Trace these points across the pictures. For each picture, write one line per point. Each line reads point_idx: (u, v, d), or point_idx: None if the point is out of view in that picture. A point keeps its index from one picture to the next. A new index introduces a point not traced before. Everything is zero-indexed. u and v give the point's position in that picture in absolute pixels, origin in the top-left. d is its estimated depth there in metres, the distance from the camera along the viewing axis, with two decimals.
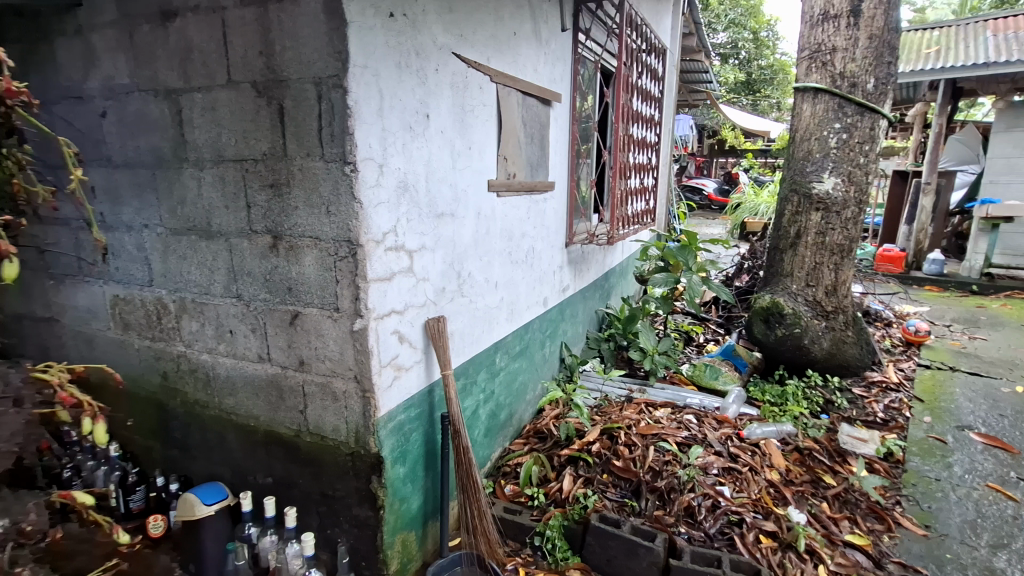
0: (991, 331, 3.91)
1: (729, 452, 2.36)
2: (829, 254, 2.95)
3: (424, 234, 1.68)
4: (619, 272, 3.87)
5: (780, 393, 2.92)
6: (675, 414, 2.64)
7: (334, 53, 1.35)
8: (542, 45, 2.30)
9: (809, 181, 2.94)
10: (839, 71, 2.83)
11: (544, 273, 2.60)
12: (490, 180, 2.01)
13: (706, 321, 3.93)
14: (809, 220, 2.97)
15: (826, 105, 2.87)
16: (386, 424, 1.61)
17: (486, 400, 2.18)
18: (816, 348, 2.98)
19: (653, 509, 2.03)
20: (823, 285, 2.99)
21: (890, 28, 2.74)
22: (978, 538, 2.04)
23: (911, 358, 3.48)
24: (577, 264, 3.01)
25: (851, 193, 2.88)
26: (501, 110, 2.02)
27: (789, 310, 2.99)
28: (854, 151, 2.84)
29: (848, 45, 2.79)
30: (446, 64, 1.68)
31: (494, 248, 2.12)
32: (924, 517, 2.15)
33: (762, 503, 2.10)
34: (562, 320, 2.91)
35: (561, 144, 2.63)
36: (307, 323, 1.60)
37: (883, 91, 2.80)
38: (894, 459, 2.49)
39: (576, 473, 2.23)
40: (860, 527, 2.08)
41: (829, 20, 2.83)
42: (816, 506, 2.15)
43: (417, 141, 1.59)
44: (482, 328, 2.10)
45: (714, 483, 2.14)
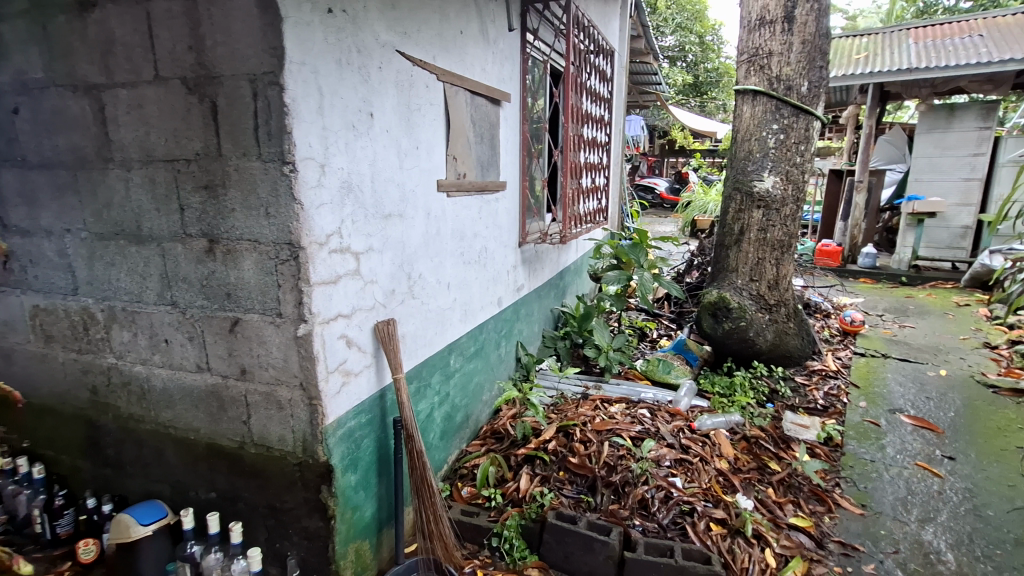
0: (918, 319, 4.18)
1: (680, 444, 2.43)
2: (771, 250, 3.08)
3: (371, 235, 1.64)
4: (573, 270, 3.91)
5: (729, 384, 3.03)
6: (629, 409, 2.69)
7: (269, 48, 1.30)
8: (490, 44, 2.30)
9: (750, 180, 3.06)
10: (775, 75, 2.95)
11: (497, 272, 2.60)
12: (440, 180, 1.99)
13: (659, 317, 4.03)
14: (751, 217, 3.09)
15: (764, 106, 3.00)
16: (335, 431, 1.57)
17: (440, 402, 2.16)
18: (761, 340, 3.10)
19: (608, 503, 2.06)
20: (766, 279, 3.12)
21: (821, 34, 2.89)
22: (909, 514, 2.17)
23: (848, 347, 3.68)
24: (531, 263, 3.03)
25: (789, 191, 3.02)
26: (448, 109, 2.00)
27: (735, 304, 3.10)
28: (791, 151, 2.98)
29: (783, 49, 2.92)
30: (390, 62, 1.65)
31: (446, 248, 2.10)
32: (861, 497, 2.28)
33: (712, 492, 2.16)
34: (517, 319, 2.91)
35: (511, 144, 2.64)
36: (248, 330, 1.54)
37: (816, 94, 2.95)
38: (834, 443, 2.62)
39: (533, 471, 2.24)
40: (803, 510, 2.19)
41: (765, 25, 2.95)
42: (762, 492, 2.24)
43: (361, 140, 1.55)
44: (435, 329, 2.08)
45: (666, 474, 2.20)
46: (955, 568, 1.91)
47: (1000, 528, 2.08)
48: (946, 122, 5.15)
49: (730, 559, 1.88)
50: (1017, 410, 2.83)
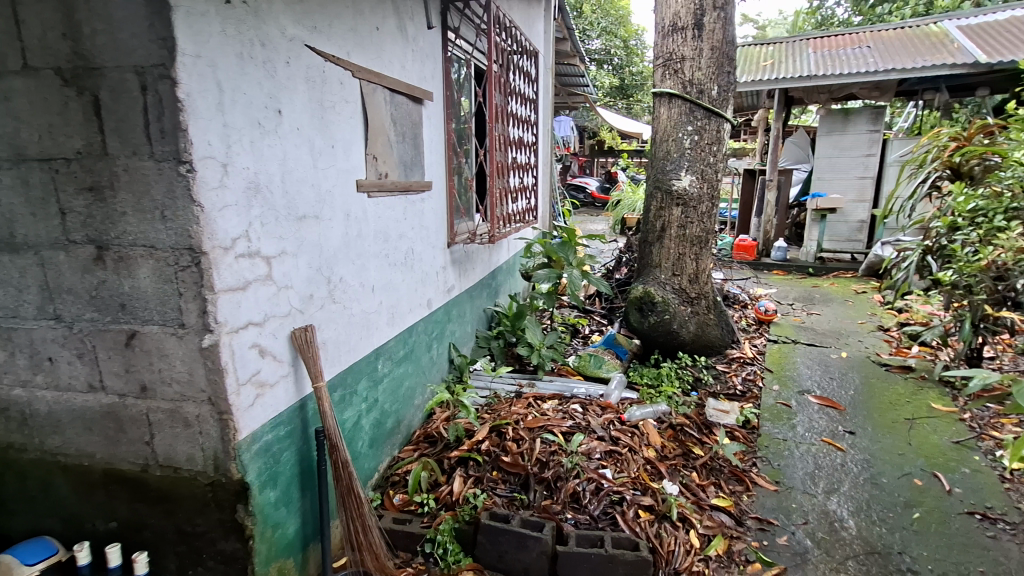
0: (823, 306, 4.54)
1: (610, 436, 2.50)
2: (690, 245, 3.23)
3: (283, 238, 1.56)
4: (506, 269, 3.92)
5: (656, 375, 3.15)
6: (562, 405, 2.74)
7: (156, 39, 1.20)
8: (409, 42, 2.26)
9: (669, 179, 3.20)
10: (688, 79, 3.10)
11: (426, 273, 2.56)
12: (359, 180, 1.93)
13: (591, 313, 4.13)
14: (671, 214, 3.22)
15: (679, 109, 3.14)
16: (249, 447, 1.48)
17: (368, 409, 2.10)
18: (684, 332, 3.25)
19: (541, 499, 2.08)
20: (687, 274, 3.27)
21: (727, 41, 3.06)
22: (816, 486, 2.36)
23: (763, 335, 3.94)
24: (461, 264, 3.00)
25: (704, 189, 3.18)
26: (365, 107, 1.95)
27: (659, 299, 3.23)
28: (705, 152, 3.14)
29: (694, 55, 3.06)
30: (298, 56, 1.58)
31: (368, 250, 2.05)
32: (775, 474, 2.44)
33: (640, 480, 2.24)
34: (448, 321, 2.88)
35: (436, 143, 2.61)
36: (146, 343, 1.42)
37: (725, 97, 3.13)
38: (751, 426, 2.80)
39: (467, 473, 2.22)
40: (724, 491, 2.32)
41: (677, 31, 3.08)
42: (687, 476, 2.35)
43: (268, 138, 1.48)
44: (360, 334, 2.02)
45: (597, 467, 2.25)
46: (855, 533, 2.09)
47: (892, 493, 2.30)
48: (842, 125, 5.61)
49: (658, 543, 1.96)
50: (905, 385, 3.15)
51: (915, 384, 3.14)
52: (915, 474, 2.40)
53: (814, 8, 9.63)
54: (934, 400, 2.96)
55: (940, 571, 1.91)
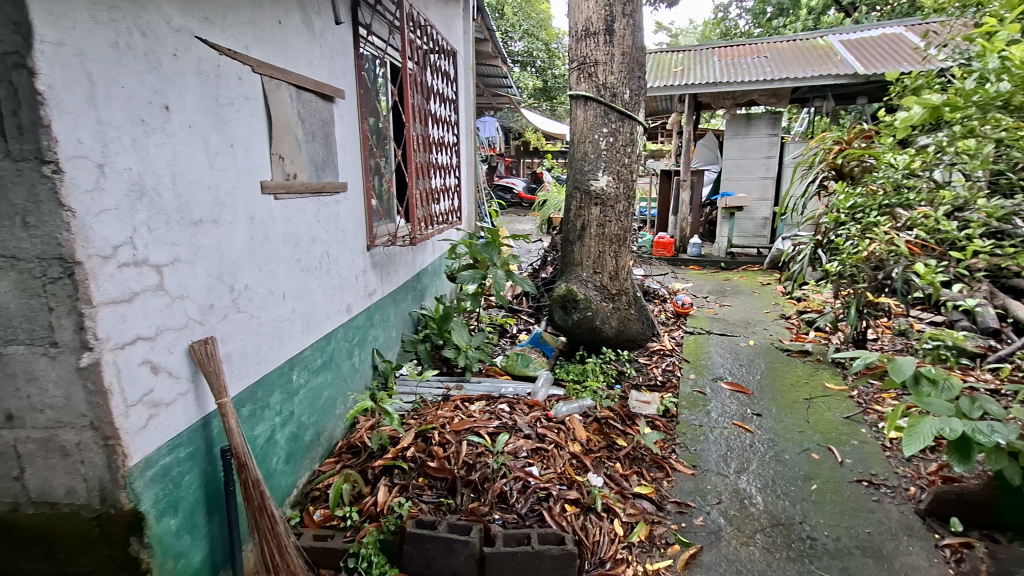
0: (734, 298, 4.86)
1: (537, 433, 2.53)
2: (609, 243, 3.33)
3: (176, 244, 1.44)
4: (431, 271, 3.87)
5: (581, 370, 3.23)
6: (489, 406, 2.75)
7: (8, 24, 1.07)
8: (316, 37, 2.17)
9: (588, 178, 3.29)
10: (602, 82, 3.20)
11: (344, 278, 2.47)
12: (263, 181, 1.83)
13: (519, 313, 4.17)
14: (590, 214, 3.31)
15: (595, 111, 3.23)
16: (143, 473, 1.34)
17: (283, 423, 1.99)
18: (606, 327, 3.36)
19: (469, 502, 2.07)
20: (607, 271, 3.37)
21: (637, 47, 3.19)
22: (728, 467, 2.51)
23: (680, 327, 4.15)
24: (382, 267, 2.92)
25: (621, 189, 3.29)
26: (268, 104, 1.85)
27: (581, 296, 3.32)
28: (620, 153, 3.25)
29: (606, 59, 3.16)
30: (187, 48, 1.47)
31: (277, 255, 1.94)
32: (693, 458, 2.58)
33: (566, 475, 2.29)
34: (370, 326, 2.80)
35: (351, 143, 2.52)
36: (11, 366, 1.26)
37: (637, 101, 3.26)
38: (671, 415, 2.94)
39: (391, 482, 2.17)
40: (646, 478, 2.42)
41: (590, 36, 3.17)
42: (611, 468, 2.43)
43: (154, 136, 1.36)
44: (271, 344, 1.91)
45: (523, 465, 2.27)
46: (762, 508, 2.25)
47: (794, 468, 2.50)
48: (745, 129, 6.03)
49: (584, 535, 2.01)
50: (804, 367, 3.44)
51: (812, 366, 3.43)
52: (813, 449, 2.63)
53: (719, 19, 10.30)
54: (828, 380, 3.26)
55: (835, 536, 2.10)
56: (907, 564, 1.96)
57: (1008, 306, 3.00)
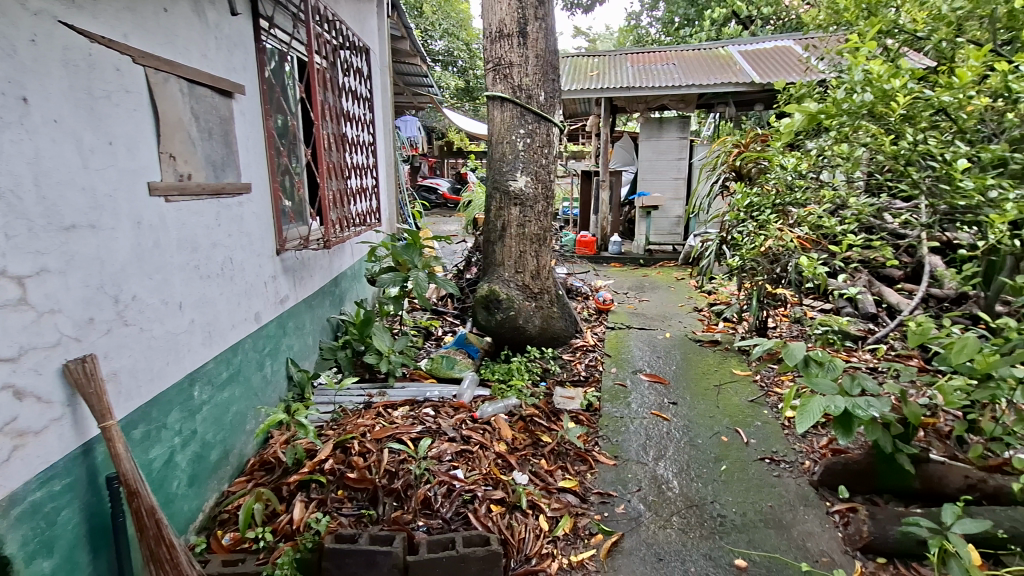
0: (652, 293, 5.10)
1: (461, 436, 2.52)
2: (530, 243, 3.37)
3: (43, 253, 1.29)
4: (351, 275, 3.74)
5: (507, 370, 3.25)
6: (413, 411, 2.70)
7: None
8: (209, 27, 2.03)
9: (506, 179, 3.32)
10: (517, 84, 3.23)
11: (251, 284, 2.32)
12: (151, 182, 1.68)
13: (444, 315, 4.14)
14: (510, 214, 3.34)
15: (512, 112, 3.26)
16: (6, 512, 1.19)
17: (183, 443, 1.84)
18: (530, 326, 3.41)
19: (391, 511, 2.02)
20: (529, 270, 3.41)
21: (550, 50, 3.25)
22: (647, 454, 2.63)
23: (602, 323, 4.29)
24: (295, 272, 2.78)
25: (539, 189, 3.34)
26: (154, 98, 1.70)
27: (504, 296, 3.33)
28: (538, 154, 3.31)
29: (521, 61, 3.21)
30: (50, 34, 1.32)
31: (171, 262, 1.79)
32: (614, 449, 2.67)
33: (491, 475, 2.29)
34: (283, 335, 2.65)
35: (254, 141, 2.38)
36: None
37: (552, 103, 3.33)
38: (593, 408, 3.03)
39: (308, 497, 2.07)
40: (570, 472, 2.49)
41: (504, 37, 3.20)
42: (536, 464, 2.47)
43: (9, 131, 1.20)
44: (166, 359, 1.75)
45: (448, 469, 2.26)
46: (678, 491, 2.37)
47: (706, 451, 2.66)
48: (657, 132, 6.33)
49: (509, 534, 2.02)
50: (714, 356, 3.67)
51: (721, 355, 3.67)
52: (722, 432, 2.80)
53: (632, 26, 10.78)
54: (736, 367, 3.50)
55: (741, 511, 2.26)
56: (803, 531, 2.15)
57: (882, 293, 3.49)
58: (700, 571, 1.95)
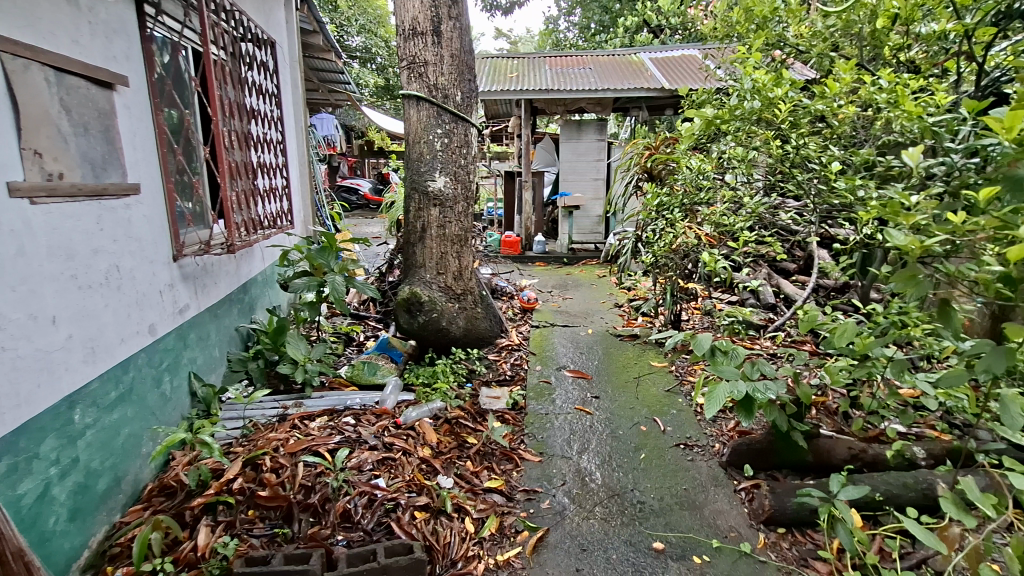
0: (575, 290, 5.25)
1: (383, 444, 2.46)
2: (451, 244, 3.34)
3: None
4: (262, 281, 3.53)
5: (431, 373, 3.20)
6: (332, 421, 2.60)
7: None
8: (81, 10, 1.83)
9: (425, 179, 3.27)
10: (433, 83, 3.19)
11: (143, 294, 2.12)
12: (12, 183, 1.49)
13: (366, 319, 4.02)
14: (430, 215, 3.29)
15: (428, 112, 3.22)
16: None
17: (61, 473, 1.64)
18: (454, 327, 3.39)
19: (308, 528, 1.93)
20: (451, 271, 3.37)
21: (465, 50, 3.25)
22: (571, 449, 2.69)
23: (527, 322, 4.35)
24: (195, 279, 2.57)
25: (459, 190, 3.32)
26: (12, 88, 1.51)
27: (425, 298, 3.30)
28: (456, 154, 3.29)
29: (436, 60, 3.17)
30: None
31: (41, 271, 1.60)
32: (539, 446, 2.71)
33: (415, 481, 2.25)
34: (184, 348, 2.45)
35: (142, 137, 2.18)
36: None
37: (469, 103, 3.32)
38: (519, 407, 3.06)
39: (215, 521, 1.92)
40: (496, 471, 2.50)
41: (417, 36, 3.15)
42: (461, 467, 2.46)
43: None
44: (38, 381, 1.56)
45: (369, 478, 2.19)
46: (601, 482, 2.45)
47: (626, 441, 2.77)
48: (577, 133, 6.52)
49: (434, 540, 2.00)
50: (633, 349, 3.83)
51: (640, 348, 3.84)
52: (641, 422, 2.93)
53: (550, 29, 11.03)
54: (653, 359, 3.68)
55: (659, 496, 2.37)
56: (714, 510, 2.29)
57: (780, 285, 3.83)
58: (621, 557, 2.02)
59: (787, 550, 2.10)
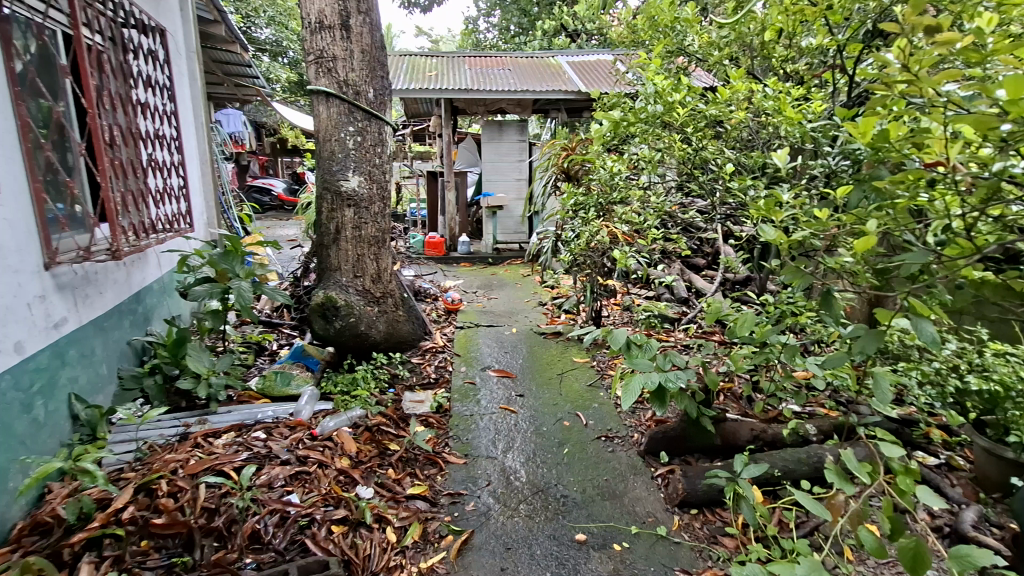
0: (500, 290, 5.27)
1: (297, 457, 2.34)
2: (367, 246, 3.24)
3: None
4: (158, 290, 3.24)
5: (351, 380, 3.09)
6: (240, 437, 2.44)
7: None
8: None
9: (337, 179, 3.14)
10: (343, 79, 3.08)
11: (5, 307, 1.87)
12: None
13: (280, 327, 3.81)
14: (343, 216, 3.17)
15: (338, 109, 3.10)
16: None
17: None
18: (374, 332, 3.28)
19: (211, 554, 1.78)
20: (368, 274, 3.27)
21: (376, 46, 3.16)
22: (496, 448, 2.69)
23: (451, 323, 4.31)
24: (74, 289, 2.30)
25: (374, 190, 3.22)
26: None
27: (341, 302, 3.17)
28: (370, 153, 3.19)
29: (345, 55, 3.07)
30: None
31: None
32: (464, 448, 2.69)
33: (332, 494, 2.16)
34: (62, 367, 2.19)
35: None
36: None
37: (382, 101, 3.23)
38: (443, 410, 3.03)
39: (99, 557, 1.73)
40: (420, 477, 2.45)
41: (324, 29, 3.02)
42: (383, 475, 2.39)
43: None
44: None
45: (282, 495, 2.07)
46: (525, 479, 2.47)
47: (550, 437, 2.81)
48: (498, 134, 6.55)
49: (353, 553, 1.92)
50: (557, 346, 3.90)
51: (563, 345, 3.92)
52: (564, 417, 2.99)
53: (470, 29, 11.00)
54: (575, 355, 3.77)
55: (581, 489, 2.43)
56: (633, 497, 2.38)
57: (691, 280, 4.05)
58: (544, 552, 2.05)
59: (698, 529, 2.23)
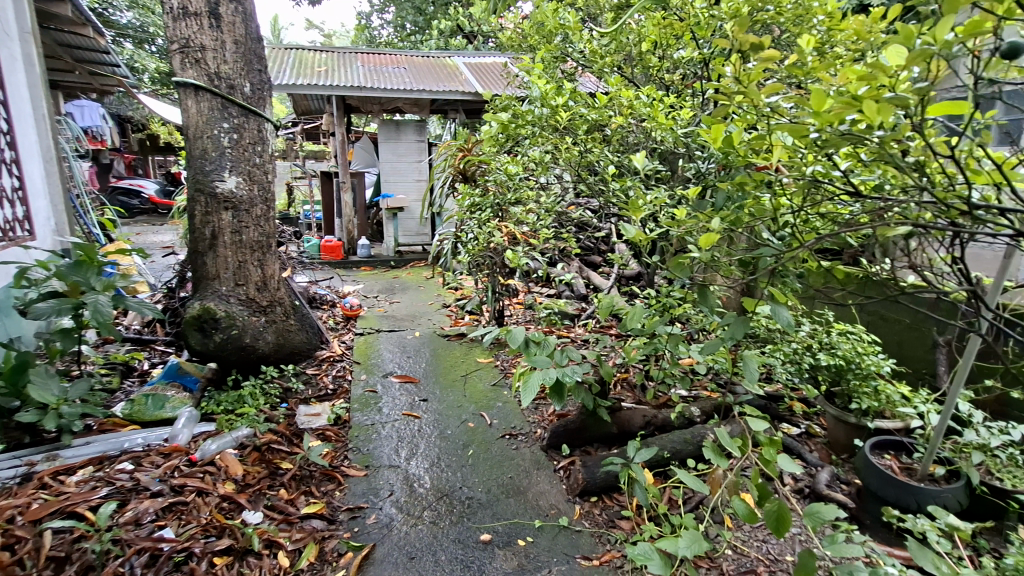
0: (402, 294, 5.15)
1: (172, 488, 2.11)
2: (249, 251, 3.01)
3: None
4: None
5: (236, 397, 2.86)
6: (101, 472, 2.15)
7: None
8: None
9: (211, 180, 2.88)
10: (214, 71, 2.84)
11: None
12: None
13: (152, 343, 3.44)
14: (220, 220, 2.92)
15: (210, 103, 2.85)
16: None
17: None
18: (261, 343, 3.05)
19: None
20: (252, 282, 3.04)
21: (252, 37, 2.94)
22: (399, 457, 2.62)
23: (350, 330, 4.14)
24: None
25: (255, 191, 3.00)
26: None
27: (221, 313, 2.91)
28: (248, 151, 2.96)
29: (215, 46, 2.82)
30: None
31: None
32: (364, 459, 2.58)
33: (214, 524, 1.99)
34: None
35: None
36: None
37: (260, 96, 3.01)
38: (342, 421, 2.90)
39: None
40: (316, 494, 2.32)
41: (189, 17, 2.77)
42: (274, 497, 2.24)
43: None
44: None
45: (152, 531, 1.87)
46: (429, 485, 2.43)
47: (454, 440, 2.79)
48: (395, 133, 6.41)
49: None
50: (461, 348, 3.89)
51: (467, 346, 3.91)
52: (468, 419, 2.98)
53: (363, 25, 10.64)
54: (479, 355, 3.78)
55: (486, 489, 2.43)
56: (537, 492, 2.43)
57: (589, 277, 4.22)
58: (448, 557, 2.03)
59: (598, 516, 2.33)
